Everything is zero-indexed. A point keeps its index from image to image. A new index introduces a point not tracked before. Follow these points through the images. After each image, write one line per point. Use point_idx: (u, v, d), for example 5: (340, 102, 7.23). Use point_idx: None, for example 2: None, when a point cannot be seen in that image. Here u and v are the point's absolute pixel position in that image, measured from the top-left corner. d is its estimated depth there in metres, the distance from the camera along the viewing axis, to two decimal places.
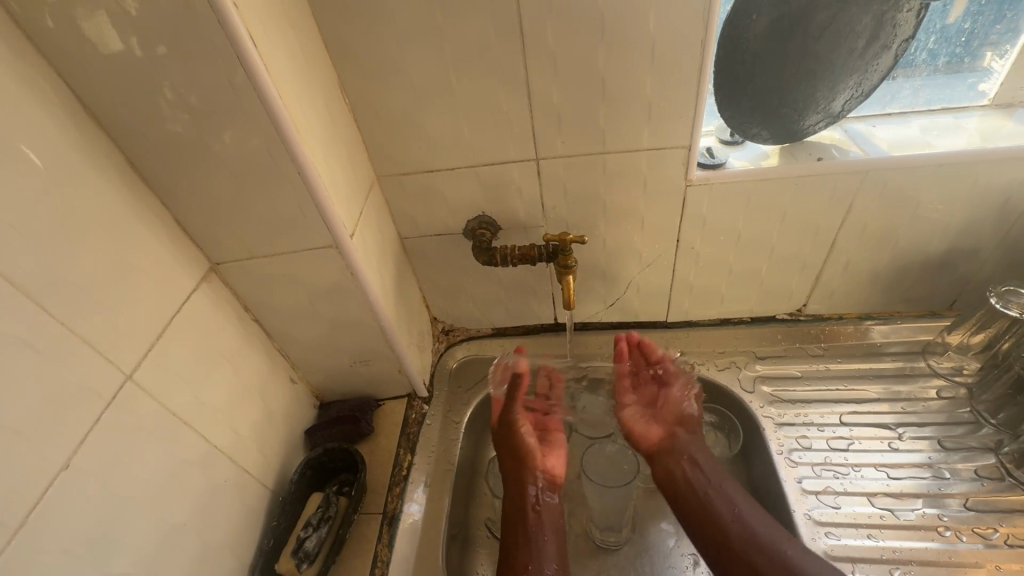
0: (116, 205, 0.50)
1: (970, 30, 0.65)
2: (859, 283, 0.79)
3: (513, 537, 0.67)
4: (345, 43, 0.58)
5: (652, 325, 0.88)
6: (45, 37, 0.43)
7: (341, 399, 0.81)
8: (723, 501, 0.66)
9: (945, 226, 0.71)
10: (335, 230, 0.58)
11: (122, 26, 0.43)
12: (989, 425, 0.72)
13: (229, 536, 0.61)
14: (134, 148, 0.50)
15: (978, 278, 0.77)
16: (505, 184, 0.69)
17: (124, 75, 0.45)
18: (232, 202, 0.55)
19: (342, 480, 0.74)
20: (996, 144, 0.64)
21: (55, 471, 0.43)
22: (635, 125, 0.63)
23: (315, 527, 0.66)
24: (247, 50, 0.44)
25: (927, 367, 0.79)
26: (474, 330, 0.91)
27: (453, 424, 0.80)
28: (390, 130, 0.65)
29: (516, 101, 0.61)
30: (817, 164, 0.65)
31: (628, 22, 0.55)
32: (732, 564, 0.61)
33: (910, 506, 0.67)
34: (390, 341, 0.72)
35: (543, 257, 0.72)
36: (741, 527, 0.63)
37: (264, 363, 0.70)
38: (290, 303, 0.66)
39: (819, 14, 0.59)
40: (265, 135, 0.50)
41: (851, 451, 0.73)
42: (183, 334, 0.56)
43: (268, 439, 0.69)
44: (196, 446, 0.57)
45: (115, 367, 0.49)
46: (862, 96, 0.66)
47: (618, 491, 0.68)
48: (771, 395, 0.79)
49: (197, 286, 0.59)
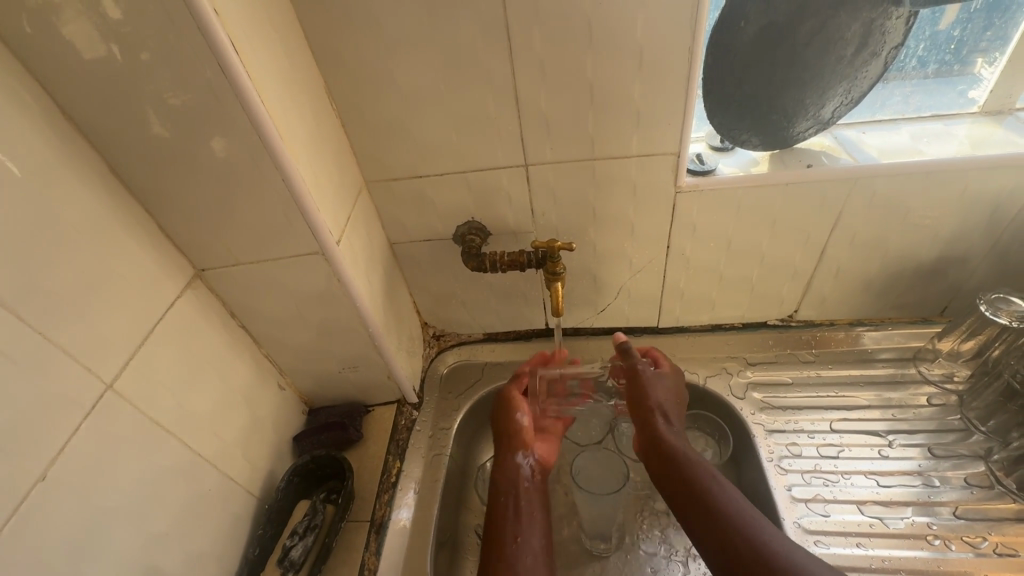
0: (99, 213, 0.49)
1: (959, 37, 0.65)
2: (850, 289, 0.79)
3: (501, 509, 0.67)
4: (333, 49, 0.57)
5: (644, 330, 0.87)
6: (24, 43, 0.42)
7: (330, 405, 0.81)
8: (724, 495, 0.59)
9: (935, 234, 0.71)
10: (321, 237, 0.57)
11: (102, 32, 0.42)
12: (979, 433, 0.72)
13: (214, 544, 0.61)
14: (117, 155, 0.50)
15: (969, 286, 0.77)
16: (495, 190, 0.69)
17: (107, 81, 0.45)
18: (218, 209, 0.55)
19: (331, 487, 0.74)
20: (985, 151, 0.63)
21: (33, 482, 0.43)
22: (625, 131, 0.62)
23: (302, 535, 0.67)
24: (230, 57, 0.44)
25: (918, 373, 0.79)
26: (465, 335, 0.91)
27: (442, 430, 0.79)
28: (379, 135, 0.65)
29: (505, 108, 0.61)
30: (806, 171, 0.65)
31: (616, 30, 0.55)
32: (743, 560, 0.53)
33: (900, 514, 0.67)
34: (379, 347, 0.71)
35: (532, 263, 0.71)
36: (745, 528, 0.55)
37: (252, 369, 0.69)
38: (278, 309, 0.66)
39: (809, 21, 0.58)
40: (248, 141, 0.49)
41: (841, 458, 0.72)
42: (168, 342, 0.56)
43: (255, 446, 0.69)
44: (181, 453, 0.57)
45: (96, 376, 0.48)
46: (852, 103, 0.66)
47: (606, 499, 0.68)
48: (762, 401, 0.79)
49: (182, 292, 0.58)
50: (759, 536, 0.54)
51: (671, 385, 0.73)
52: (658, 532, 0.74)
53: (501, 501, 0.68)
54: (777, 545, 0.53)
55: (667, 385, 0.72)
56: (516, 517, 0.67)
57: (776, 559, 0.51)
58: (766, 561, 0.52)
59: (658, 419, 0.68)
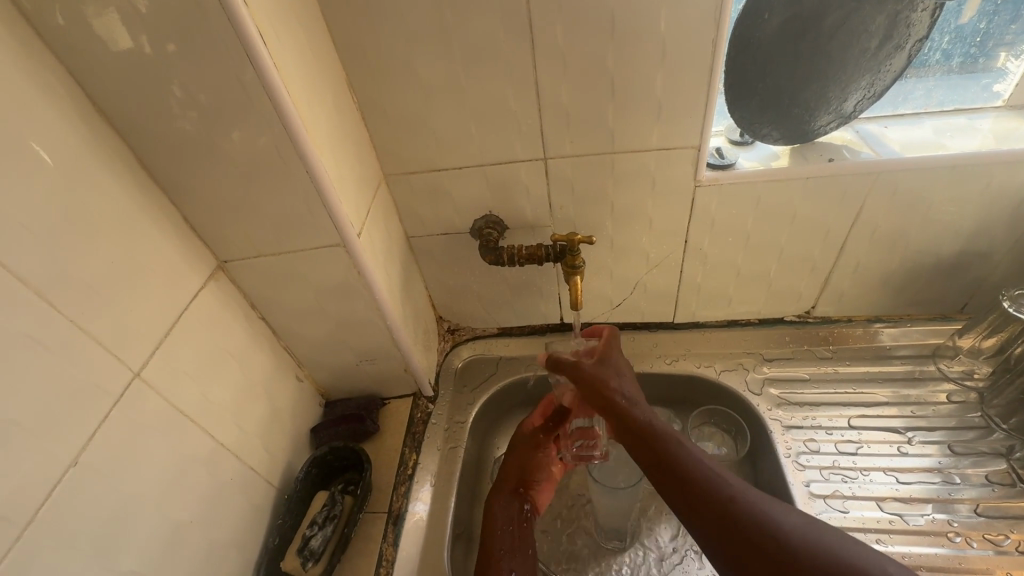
0: (126, 204, 0.50)
1: (985, 30, 0.64)
2: (869, 285, 0.79)
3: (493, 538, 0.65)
4: (354, 43, 0.58)
5: (660, 325, 0.87)
6: (56, 35, 0.43)
7: (347, 398, 0.81)
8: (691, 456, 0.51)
9: (957, 229, 0.70)
10: (342, 229, 0.58)
11: (132, 24, 0.43)
12: (1000, 431, 0.72)
13: (235, 533, 0.61)
14: (143, 147, 0.51)
15: (990, 282, 0.77)
16: (513, 184, 0.69)
17: (136, 74, 0.46)
18: (241, 201, 0.55)
19: (348, 479, 0.74)
20: (1009, 145, 0.63)
21: (65, 467, 0.43)
22: (645, 124, 0.62)
23: (321, 525, 0.66)
24: (257, 48, 0.44)
25: (937, 370, 0.78)
26: (480, 329, 0.91)
27: (457, 424, 0.80)
28: (398, 129, 0.65)
29: (525, 101, 0.61)
30: (827, 164, 0.65)
31: (638, 23, 0.54)
32: (725, 528, 0.46)
33: (920, 511, 0.66)
34: (396, 340, 0.72)
35: (550, 257, 0.71)
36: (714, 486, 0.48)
37: (271, 360, 0.70)
38: (298, 302, 0.66)
39: (832, 14, 0.58)
40: (274, 133, 0.50)
41: (860, 455, 0.72)
42: (191, 332, 0.57)
43: (274, 437, 0.69)
44: (204, 442, 0.58)
45: (123, 365, 0.49)
46: (874, 97, 0.65)
47: (623, 493, 0.66)
48: (779, 397, 0.78)
49: (205, 283, 0.59)
50: (725, 492, 0.48)
51: (619, 348, 0.65)
52: (671, 528, 0.74)
53: (496, 533, 0.65)
54: (744, 500, 0.47)
55: (614, 348, 0.65)
56: (510, 551, 0.64)
57: (746, 517, 0.46)
58: (737, 524, 0.46)
59: (609, 379, 0.59)
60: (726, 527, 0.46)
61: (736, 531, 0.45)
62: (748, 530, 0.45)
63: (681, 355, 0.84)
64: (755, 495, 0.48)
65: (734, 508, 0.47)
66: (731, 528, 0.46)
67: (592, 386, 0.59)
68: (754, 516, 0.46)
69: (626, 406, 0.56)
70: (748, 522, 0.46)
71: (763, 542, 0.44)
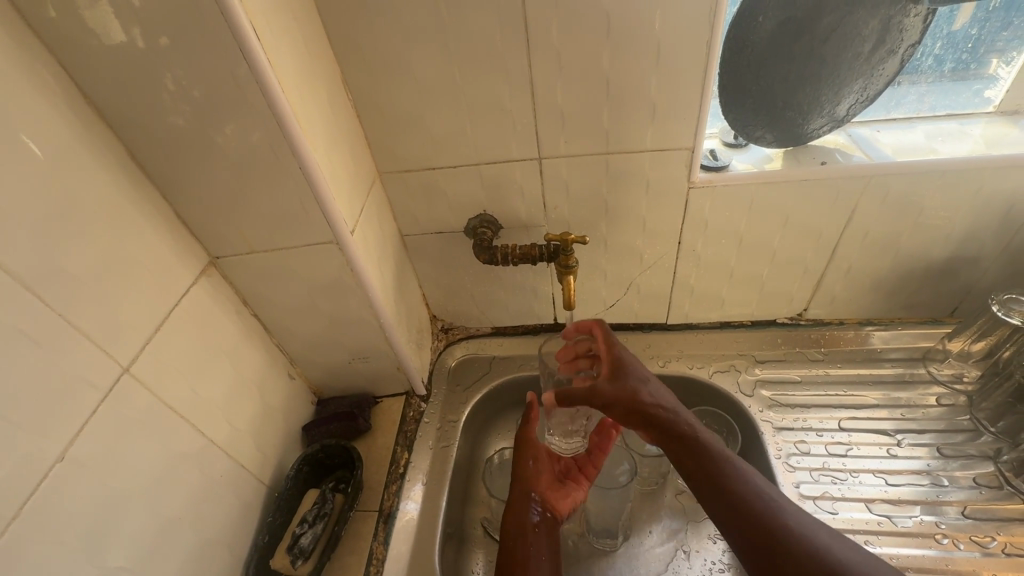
0: (118, 198, 0.50)
1: (976, 36, 0.64)
2: (861, 288, 0.79)
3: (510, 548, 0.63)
4: (350, 40, 0.58)
5: (653, 326, 0.88)
6: (47, 26, 0.42)
7: (339, 396, 0.81)
8: (739, 474, 0.53)
9: (948, 233, 0.71)
10: (335, 226, 0.58)
11: (125, 17, 0.42)
12: (988, 433, 0.72)
13: (225, 531, 0.61)
14: (135, 140, 0.50)
15: (980, 287, 0.77)
16: (508, 184, 0.69)
17: (128, 67, 0.45)
18: (234, 197, 0.55)
19: (339, 477, 0.74)
20: (1000, 150, 0.63)
21: (51, 462, 0.43)
22: (639, 125, 0.62)
23: (311, 523, 0.66)
24: (251, 43, 0.44)
25: (927, 373, 0.79)
26: (473, 329, 0.91)
27: (450, 423, 0.80)
28: (393, 127, 0.65)
29: (520, 101, 0.61)
30: (820, 168, 0.65)
31: (633, 24, 0.55)
32: (773, 547, 0.48)
33: (908, 513, 0.67)
34: (389, 339, 0.72)
35: (544, 257, 0.71)
36: (768, 504, 0.51)
37: (263, 357, 0.69)
38: (290, 298, 0.66)
39: (826, 17, 0.58)
40: (267, 128, 0.49)
41: (850, 456, 0.73)
42: (182, 327, 0.56)
43: (265, 434, 0.69)
44: (193, 438, 0.57)
45: (112, 360, 0.48)
46: (867, 101, 0.66)
47: (615, 493, 0.67)
48: (770, 398, 0.79)
49: (195, 278, 0.59)
50: (777, 516, 0.50)
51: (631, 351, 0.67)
52: (663, 527, 0.75)
53: (515, 538, 0.64)
54: (797, 527, 0.49)
55: (627, 352, 0.66)
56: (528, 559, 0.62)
57: (797, 544, 0.47)
58: (784, 548, 0.47)
59: (638, 392, 0.61)
60: (776, 543, 0.48)
61: (786, 546, 0.47)
62: (796, 553, 0.47)
63: (674, 356, 0.84)
64: (800, 516, 0.50)
65: (783, 527, 0.49)
66: (780, 543, 0.48)
67: (627, 405, 0.61)
68: (797, 538, 0.48)
69: (669, 421, 0.59)
70: (797, 547, 0.47)
71: (810, 561, 0.46)
